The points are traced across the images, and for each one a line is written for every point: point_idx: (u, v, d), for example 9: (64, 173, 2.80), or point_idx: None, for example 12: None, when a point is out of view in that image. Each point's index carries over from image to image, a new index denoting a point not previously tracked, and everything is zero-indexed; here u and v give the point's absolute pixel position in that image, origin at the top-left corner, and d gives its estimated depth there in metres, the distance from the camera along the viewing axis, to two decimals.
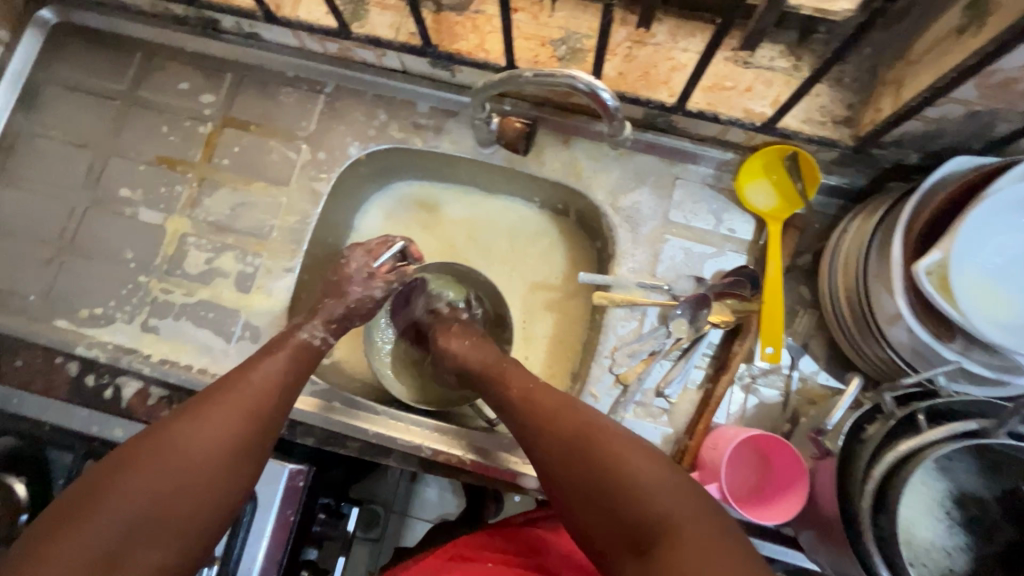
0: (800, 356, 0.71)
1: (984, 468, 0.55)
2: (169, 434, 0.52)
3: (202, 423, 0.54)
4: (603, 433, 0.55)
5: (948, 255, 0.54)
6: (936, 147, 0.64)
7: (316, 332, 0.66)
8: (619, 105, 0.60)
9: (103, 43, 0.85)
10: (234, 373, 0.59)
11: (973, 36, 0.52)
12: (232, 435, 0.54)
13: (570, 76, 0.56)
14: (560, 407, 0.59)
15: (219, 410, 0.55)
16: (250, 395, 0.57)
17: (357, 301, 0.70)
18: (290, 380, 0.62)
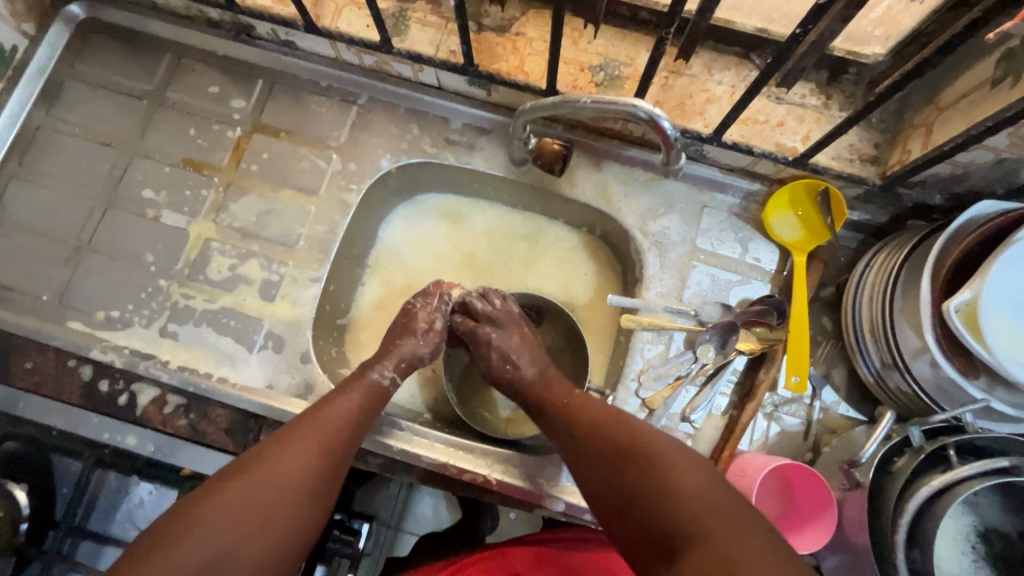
0: (822, 386, 0.73)
1: (1008, 504, 0.56)
2: (259, 463, 0.52)
3: (287, 455, 0.54)
4: (651, 438, 0.54)
5: (978, 295, 0.57)
6: (959, 191, 0.66)
7: (386, 371, 0.67)
8: (677, 134, 0.61)
9: (132, 42, 0.84)
10: (312, 407, 0.59)
11: (1010, 88, 0.54)
12: (311, 468, 0.54)
13: (630, 104, 0.57)
14: (610, 415, 0.59)
15: (301, 442, 0.55)
16: (332, 430, 0.58)
17: (425, 336, 0.70)
18: (362, 417, 0.62)
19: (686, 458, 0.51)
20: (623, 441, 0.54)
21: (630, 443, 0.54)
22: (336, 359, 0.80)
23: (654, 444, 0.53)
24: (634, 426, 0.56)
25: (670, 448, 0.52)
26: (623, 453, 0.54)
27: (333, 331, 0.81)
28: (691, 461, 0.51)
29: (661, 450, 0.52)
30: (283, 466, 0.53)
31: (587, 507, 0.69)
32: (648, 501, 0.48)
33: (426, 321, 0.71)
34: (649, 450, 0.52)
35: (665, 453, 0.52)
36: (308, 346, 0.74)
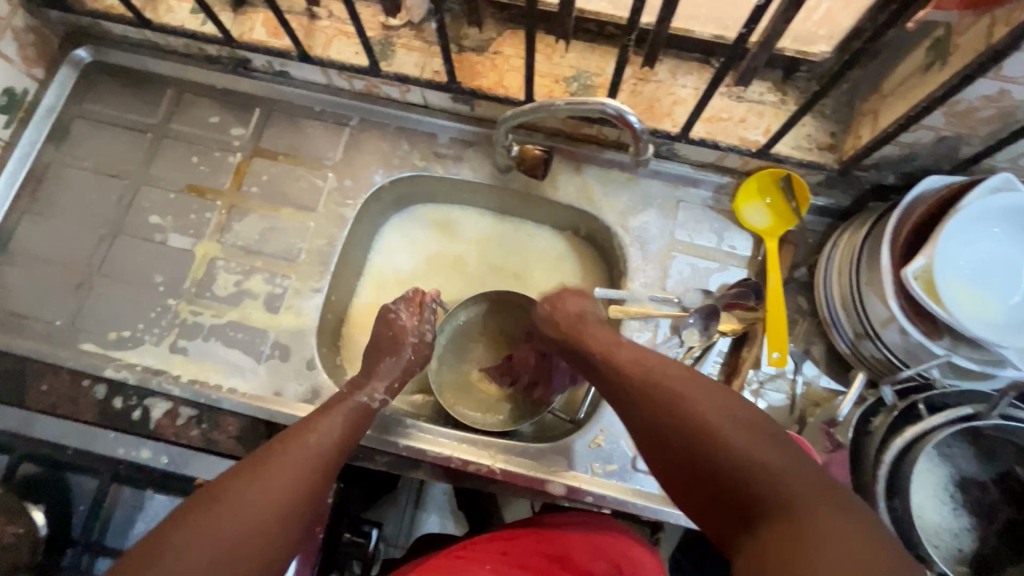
0: (803, 361, 0.77)
1: (980, 453, 0.59)
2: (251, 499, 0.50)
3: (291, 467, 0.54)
4: (695, 387, 0.50)
5: (932, 260, 0.61)
6: (910, 169, 0.72)
7: (377, 394, 0.68)
8: (645, 127, 0.66)
9: (136, 81, 0.89)
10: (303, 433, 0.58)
11: (940, 71, 0.60)
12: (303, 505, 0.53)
13: (599, 102, 0.62)
14: (641, 365, 0.55)
15: (303, 455, 0.56)
16: (317, 458, 0.57)
17: (415, 350, 0.74)
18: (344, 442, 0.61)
19: (737, 407, 0.48)
20: (664, 397, 0.51)
21: (669, 398, 0.50)
22: (339, 366, 0.84)
23: (695, 395, 0.50)
24: (679, 374, 0.52)
25: (715, 398, 0.49)
26: (667, 407, 0.50)
27: (337, 339, 0.85)
28: (742, 410, 0.48)
29: (704, 400, 0.49)
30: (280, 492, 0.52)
31: (587, 489, 0.72)
32: (707, 462, 0.46)
33: (414, 335, 0.75)
34: (691, 405, 0.49)
35: (712, 404, 0.48)
36: (313, 353, 0.78)
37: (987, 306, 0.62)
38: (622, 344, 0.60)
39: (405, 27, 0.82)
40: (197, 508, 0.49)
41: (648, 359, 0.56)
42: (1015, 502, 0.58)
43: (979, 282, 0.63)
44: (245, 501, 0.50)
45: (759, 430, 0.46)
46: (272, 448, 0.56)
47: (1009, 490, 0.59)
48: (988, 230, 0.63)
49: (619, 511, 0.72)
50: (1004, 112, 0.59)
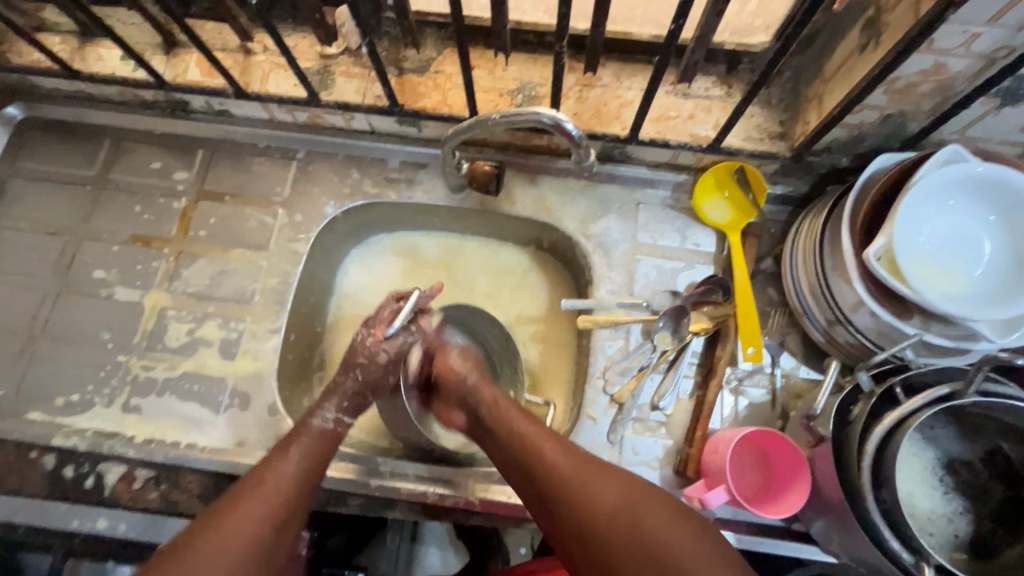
0: (780, 353, 0.75)
1: (965, 432, 0.57)
2: (199, 550, 0.50)
3: (241, 509, 0.54)
4: (634, 500, 0.55)
5: (892, 239, 0.60)
6: (862, 150, 0.71)
7: (328, 413, 0.63)
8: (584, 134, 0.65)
9: (70, 133, 0.86)
10: (261, 467, 0.58)
11: (874, 50, 0.59)
12: (253, 543, 0.53)
13: (534, 112, 0.61)
14: (562, 473, 0.57)
15: (259, 495, 0.55)
16: (274, 497, 0.56)
17: (362, 372, 0.65)
18: (313, 469, 0.60)
19: (640, 498, 0.55)
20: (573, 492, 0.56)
21: (570, 490, 0.56)
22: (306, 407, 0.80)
23: (608, 490, 0.56)
24: (578, 464, 0.58)
25: (619, 489, 0.56)
26: (584, 501, 0.56)
27: (303, 380, 0.81)
28: (647, 503, 0.55)
29: (608, 493, 0.56)
30: (232, 536, 0.52)
31: None
32: (622, 544, 0.53)
33: (367, 354, 0.64)
34: (603, 502, 0.55)
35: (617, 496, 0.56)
36: (274, 398, 0.74)
37: (952, 281, 0.61)
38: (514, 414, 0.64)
39: (342, 55, 0.80)
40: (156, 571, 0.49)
41: (555, 443, 0.60)
42: (1006, 480, 0.56)
43: (941, 258, 0.62)
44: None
45: (695, 531, 0.53)
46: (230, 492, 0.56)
47: (999, 468, 0.57)
48: (943, 204, 0.62)
49: None
50: (943, 85, 0.59)
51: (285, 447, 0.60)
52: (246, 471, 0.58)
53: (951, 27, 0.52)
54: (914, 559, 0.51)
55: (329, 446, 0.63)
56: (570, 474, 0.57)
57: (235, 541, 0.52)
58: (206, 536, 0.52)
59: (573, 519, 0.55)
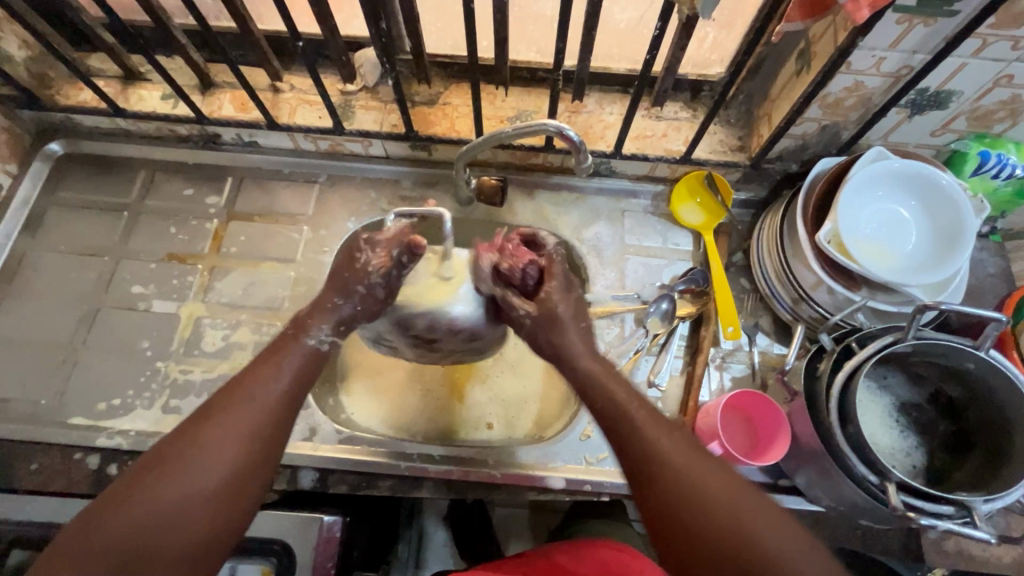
0: (756, 333, 0.86)
1: (912, 379, 0.69)
2: (184, 457, 0.52)
3: (228, 417, 0.55)
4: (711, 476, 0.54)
5: (837, 224, 0.72)
6: (807, 157, 0.85)
7: (323, 334, 0.63)
8: (584, 141, 0.72)
9: (109, 166, 0.95)
10: (246, 376, 0.58)
11: (806, 74, 0.73)
12: (239, 456, 0.54)
13: (540, 122, 0.70)
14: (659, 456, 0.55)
15: (244, 406, 0.56)
16: (259, 408, 0.56)
17: (361, 300, 0.64)
18: (300, 383, 0.60)
19: (737, 491, 0.53)
20: (681, 480, 0.53)
21: (672, 476, 0.54)
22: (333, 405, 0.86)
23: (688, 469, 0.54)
24: (691, 456, 0.55)
25: (732, 484, 0.53)
26: (688, 492, 0.53)
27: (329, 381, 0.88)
28: (748, 498, 0.52)
29: (719, 491, 0.53)
30: (220, 444, 0.53)
31: (585, 478, 0.76)
32: (714, 537, 0.51)
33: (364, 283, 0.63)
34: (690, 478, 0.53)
35: (733, 496, 0.52)
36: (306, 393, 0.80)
37: (888, 256, 0.74)
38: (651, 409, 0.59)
39: (362, 91, 0.92)
40: (147, 474, 0.52)
41: (670, 433, 0.56)
42: (949, 415, 0.67)
43: (878, 239, 0.74)
44: (185, 480, 0.51)
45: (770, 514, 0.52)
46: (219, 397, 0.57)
47: (942, 405, 0.68)
48: (876, 194, 0.75)
49: (617, 495, 0.77)
50: (863, 99, 0.73)
51: (272, 358, 0.60)
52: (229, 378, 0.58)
53: (862, 53, 0.66)
54: (880, 480, 0.60)
55: (313, 362, 0.62)
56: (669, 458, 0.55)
57: (223, 451, 0.53)
58: (185, 444, 0.53)
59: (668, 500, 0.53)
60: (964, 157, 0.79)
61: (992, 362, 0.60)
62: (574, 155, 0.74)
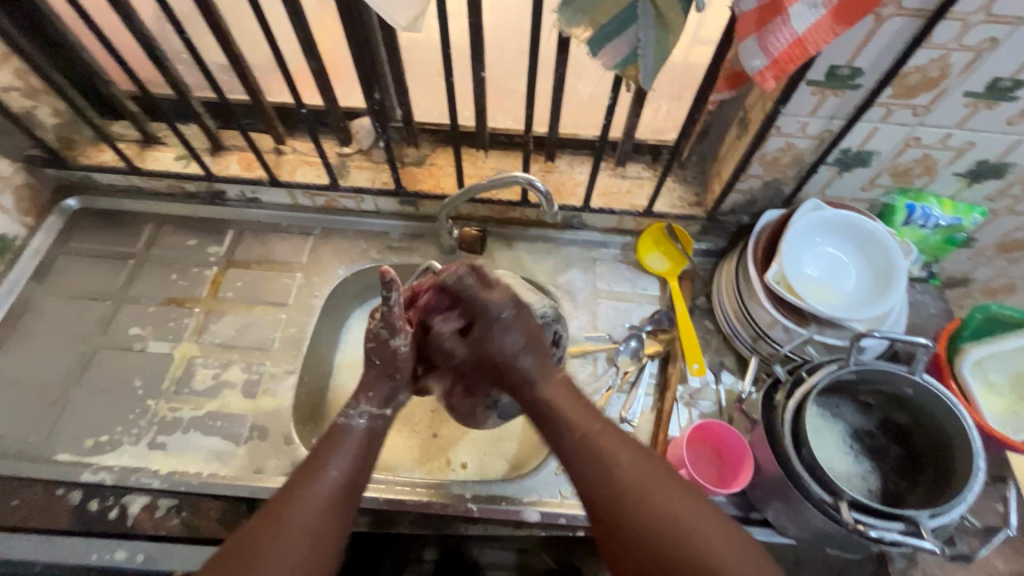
0: (721, 371, 0.91)
1: (862, 407, 0.73)
2: (270, 528, 0.58)
3: (303, 493, 0.61)
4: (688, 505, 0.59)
5: (781, 266, 0.80)
6: (757, 210, 0.95)
7: (362, 411, 0.70)
8: (551, 191, 0.81)
9: (119, 219, 1.03)
10: (310, 458, 0.65)
11: (744, 135, 0.84)
12: (317, 524, 0.60)
13: (512, 174, 0.78)
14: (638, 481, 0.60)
15: (316, 480, 0.63)
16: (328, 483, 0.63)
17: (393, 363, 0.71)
18: (359, 460, 0.67)
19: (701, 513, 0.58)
20: (647, 496, 0.59)
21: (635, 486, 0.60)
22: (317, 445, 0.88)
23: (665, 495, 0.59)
24: (656, 476, 0.61)
25: (688, 506, 0.59)
26: (645, 508, 0.59)
27: (313, 420, 0.90)
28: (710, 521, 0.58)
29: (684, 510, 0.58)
30: (298, 514, 0.60)
31: (560, 511, 0.77)
32: (679, 555, 0.56)
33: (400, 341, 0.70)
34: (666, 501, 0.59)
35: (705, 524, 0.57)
36: (291, 429, 0.83)
37: (833, 295, 0.81)
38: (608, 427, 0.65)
39: (357, 153, 1.02)
40: (239, 544, 0.57)
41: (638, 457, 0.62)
42: (899, 441, 0.72)
43: (823, 280, 0.82)
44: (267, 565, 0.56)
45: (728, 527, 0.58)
46: (290, 479, 0.64)
47: (891, 432, 0.72)
48: (816, 241, 0.84)
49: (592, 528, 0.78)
50: (797, 158, 0.83)
51: (333, 443, 0.67)
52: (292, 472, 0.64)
53: (789, 118, 0.76)
54: (833, 499, 0.62)
55: (369, 444, 0.68)
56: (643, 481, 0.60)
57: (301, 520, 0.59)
58: (270, 524, 0.59)
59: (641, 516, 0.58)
60: (894, 209, 0.88)
61: (925, 386, 0.66)
62: (544, 204, 0.82)
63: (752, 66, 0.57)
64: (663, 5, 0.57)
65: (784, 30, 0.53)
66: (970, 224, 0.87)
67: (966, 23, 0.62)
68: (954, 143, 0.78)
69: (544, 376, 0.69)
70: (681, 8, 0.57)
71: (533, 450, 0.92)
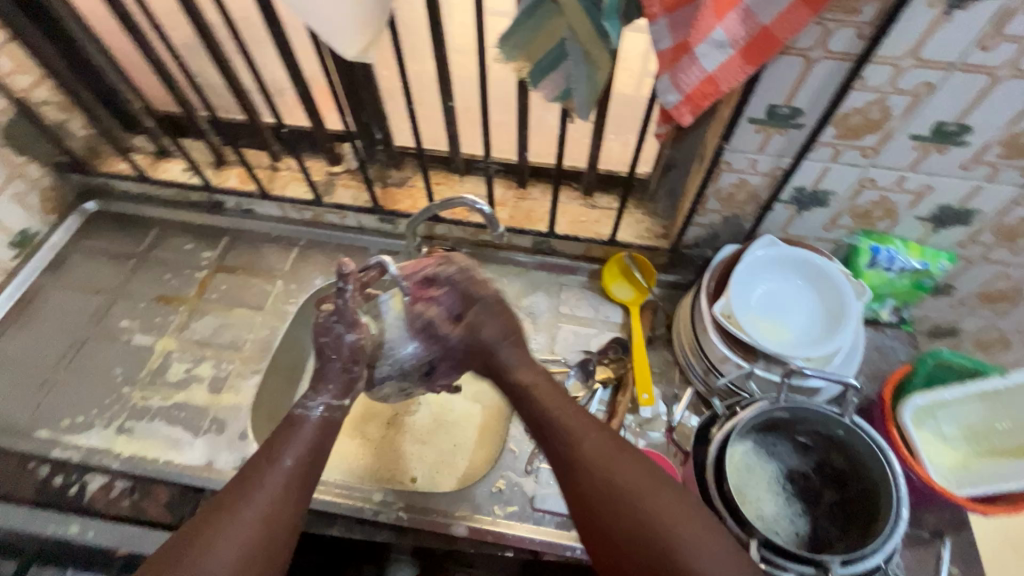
0: (673, 404, 0.90)
1: (799, 448, 0.71)
2: (220, 520, 0.58)
3: (255, 484, 0.61)
4: (639, 480, 0.58)
5: (729, 299, 0.80)
6: (721, 245, 0.95)
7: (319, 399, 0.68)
8: (495, 213, 0.80)
9: (128, 222, 1.13)
10: (262, 449, 0.65)
11: (700, 170, 0.86)
12: (270, 513, 0.59)
13: (459, 196, 0.79)
14: (605, 465, 0.60)
15: (268, 473, 0.62)
16: (281, 476, 0.62)
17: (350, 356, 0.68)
18: (312, 451, 0.65)
19: (657, 483, 0.58)
20: (605, 478, 0.59)
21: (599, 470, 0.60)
22: None
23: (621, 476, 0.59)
24: (612, 450, 0.61)
25: (645, 479, 0.58)
26: (607, 484, 0.58)
27: (274, 420, 0.95)
28: (666, 491, 0.57)
29: (642, 482, 0.58)
30: (250, 506, 0.59)
31: (488, 528, 0.78)
32: (638, 532, 0.55)
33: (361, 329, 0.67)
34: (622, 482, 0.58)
35: (655, 504, 0.56)
36: (247, 425, 0.87)
37: (783, 334, 0.81)
38: (565, 402, 0.66)
39: (345, 172, 1.09)
40: (190, 536, 0.57)
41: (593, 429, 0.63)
42: (835, 485, 0.69)
43: (774, 317, 0.82)
44: (216, 555, 0.55)
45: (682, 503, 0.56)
46: (242, 471, 0.63)
47: (827, 475, 0.70)
48: (769, 277, 0.84)
49: (520, 547, 0.78)
50: (752, 194, 0.84)
51: (286, 435, 0.65)
52: (243, 465, 0.63)
53: (737, 155, 0.78)
54: (745, 533, 0.61)
55: (321, 434, 0.67)
56: (607, 465, 0.59)
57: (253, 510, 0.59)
58: (220, 517, 0.58)
59: (605, 503, 0.58)
60: (858, 250, 0.87)
61: (856, 430, 0.66)
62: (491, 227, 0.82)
63: (668, 101, 0.61)
64: (587, 43, 0.60)
65: (693, 68, 0.57)
66: (937, 270, 0.84)
67: (897, 67, 0.64)
68: (910, 187, 0.78)
69: (524, 363, 0.70)
70: (602, 45, 0.61)
71: (480, 467, 0.91)
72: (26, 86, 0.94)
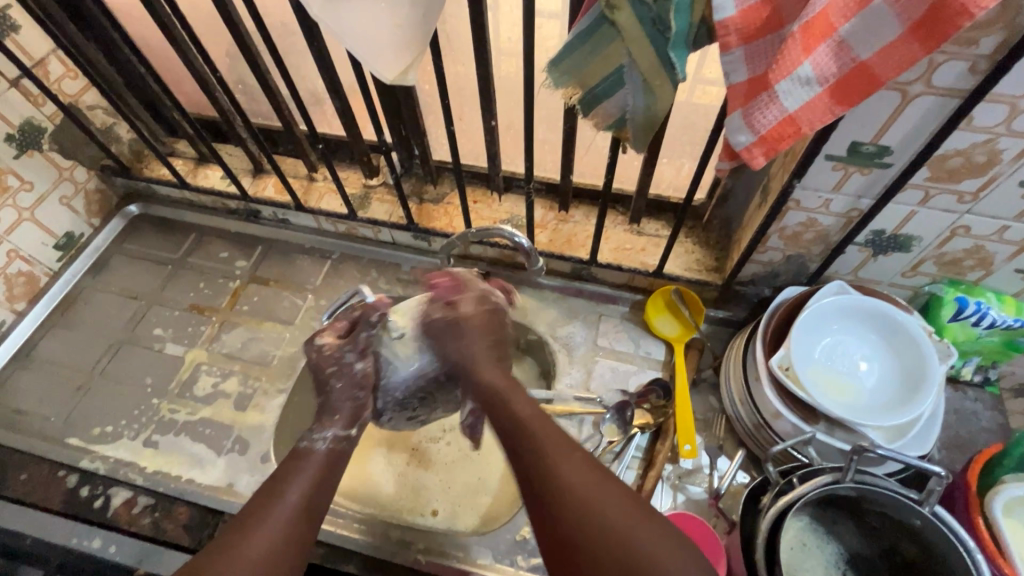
0: (717, 456, 0.83)
1: (864, 531, 0.64)
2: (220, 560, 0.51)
3: (263, 522, 0.55)
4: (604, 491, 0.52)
5: (790, 351, 0.71)
6: (779, 284, 0.87)
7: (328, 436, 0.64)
8: (531, 244, 0.76)
9: (168, 227, 1.13)
10: (262, 486, 0.59)
11: (762, 204, 0.78)
12: (271, 553, 0.54)
13: (497, 227, 0.75)
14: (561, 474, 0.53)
15: (271, 513, 0.56)
16: (286, 513, 0.56)
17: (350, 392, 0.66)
18: (316, 489, 0.60)
19: (640, 512, 0.51)
20: (568, 485, 0.52)
21: (552, 479, 0.53)
22: None
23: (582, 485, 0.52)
24: (589, 470, 0.53)
25: (612, 490, 0.52)
26: (565, 491, 0.52)
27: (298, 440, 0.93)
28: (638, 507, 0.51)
29: (614, 505, 0.51)
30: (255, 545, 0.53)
31: None
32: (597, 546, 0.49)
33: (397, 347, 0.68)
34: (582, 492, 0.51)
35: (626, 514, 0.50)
36: (269, 448, 0.85)
37: (849, 394, 0.72)
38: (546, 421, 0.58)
39: (381, 185, 1.06)
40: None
41: (569, 446, 0.55)
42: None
43: (841, 373, 0.73)
44: None
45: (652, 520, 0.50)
46: (244, 509, 0.57)
47: (893, 564, 0.63)
48: (836, 327, 0.75)
49: None
50: (822, 235, 0.76)
51: (292, 474, 0.60)
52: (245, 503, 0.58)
53: (808, 193, 0.70)
54: None
55: (328, 470, 0.62)
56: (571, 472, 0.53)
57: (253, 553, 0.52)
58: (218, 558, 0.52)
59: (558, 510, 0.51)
60: (941, 301, 0.77)
61: (935, 521, 0.57)
62: (525, 258, 0.78)
63: (738, 142, 0.53)
64: (648, 71, 0.53)
65: (772, 107, 0.49)
66: None
67: (1015, 107, 0.54)
68: (1013, 238, 0.67)
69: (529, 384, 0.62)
70: (665, 75, 0.53)
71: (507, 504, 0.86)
72: (75, 92, 0.96)
